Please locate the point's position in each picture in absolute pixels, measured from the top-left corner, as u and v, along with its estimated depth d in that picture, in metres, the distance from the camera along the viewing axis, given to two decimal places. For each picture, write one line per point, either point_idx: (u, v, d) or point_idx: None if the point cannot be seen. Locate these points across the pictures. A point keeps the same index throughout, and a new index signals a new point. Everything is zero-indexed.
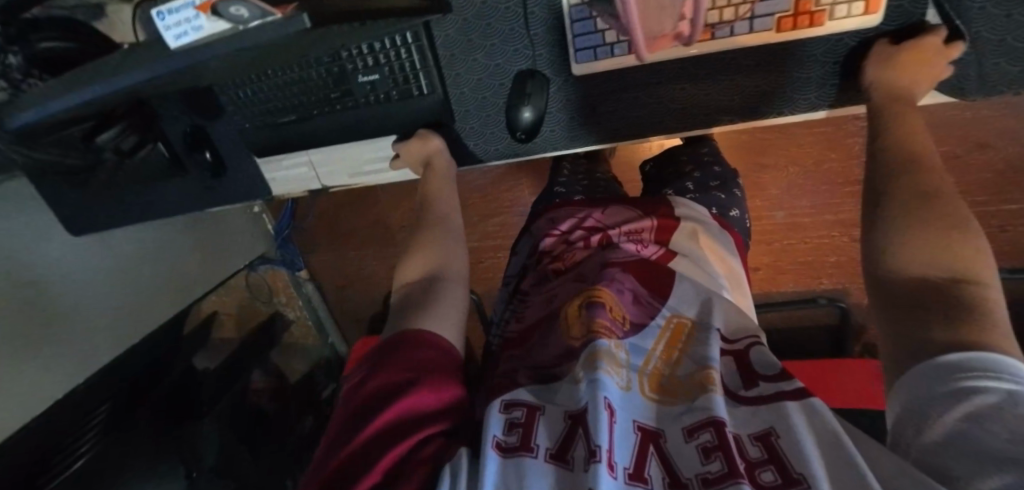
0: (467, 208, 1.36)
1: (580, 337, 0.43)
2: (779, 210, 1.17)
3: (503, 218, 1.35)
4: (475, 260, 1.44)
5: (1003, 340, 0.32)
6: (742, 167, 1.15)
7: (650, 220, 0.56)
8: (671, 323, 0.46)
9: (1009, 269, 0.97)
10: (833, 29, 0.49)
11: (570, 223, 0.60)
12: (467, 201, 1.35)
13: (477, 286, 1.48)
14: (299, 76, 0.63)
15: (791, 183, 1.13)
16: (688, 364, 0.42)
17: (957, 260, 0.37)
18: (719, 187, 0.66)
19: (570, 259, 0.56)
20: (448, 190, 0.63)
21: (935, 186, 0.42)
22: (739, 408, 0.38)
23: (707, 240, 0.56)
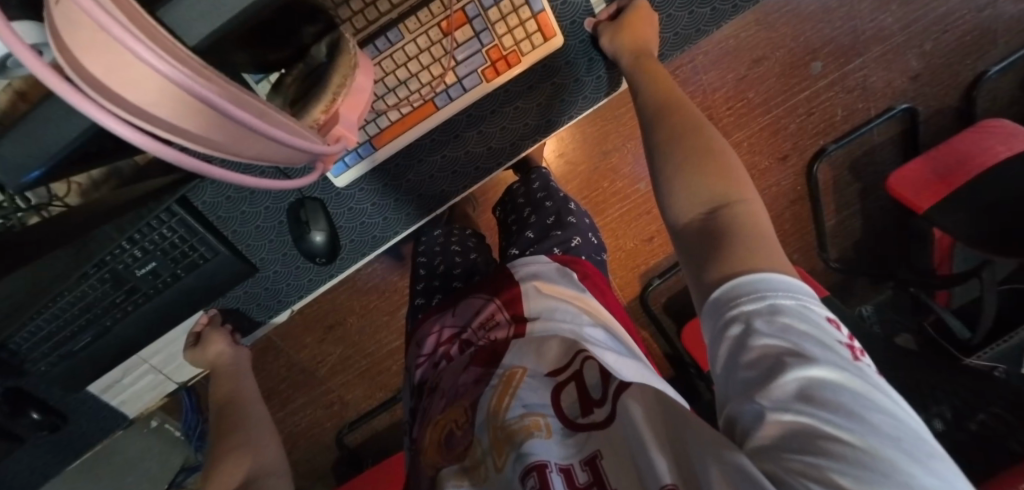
0: (373, 313, 1.33)
1: (439, 462, 0.46)
2: (640, 181, 1.24)
3: None
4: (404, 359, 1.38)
5: (762, 252, 0.35)
6: (590, 159, 1.22)
7: (496, 302, 0.58)
8: (503, 375, 0.47)
9: (834, 141, 1.17)
10: (531, 60, 0.65)
11: (431, 341, 0.61)
12: (367, 306, 1.32)
13: None
14: (75, 296, 0.60)
15: (635, 154, 1.22)
16: (518, 406, 0.43)
17: (717, 189, 0.41)
18: (556, 225, 0.70)
19: (438, 375, 0.57)
20: (242, 379, 0.67)
21: (691, 128, 0.48)
22: (575, 435, 0.40)
23: (553, 290, 0.56)
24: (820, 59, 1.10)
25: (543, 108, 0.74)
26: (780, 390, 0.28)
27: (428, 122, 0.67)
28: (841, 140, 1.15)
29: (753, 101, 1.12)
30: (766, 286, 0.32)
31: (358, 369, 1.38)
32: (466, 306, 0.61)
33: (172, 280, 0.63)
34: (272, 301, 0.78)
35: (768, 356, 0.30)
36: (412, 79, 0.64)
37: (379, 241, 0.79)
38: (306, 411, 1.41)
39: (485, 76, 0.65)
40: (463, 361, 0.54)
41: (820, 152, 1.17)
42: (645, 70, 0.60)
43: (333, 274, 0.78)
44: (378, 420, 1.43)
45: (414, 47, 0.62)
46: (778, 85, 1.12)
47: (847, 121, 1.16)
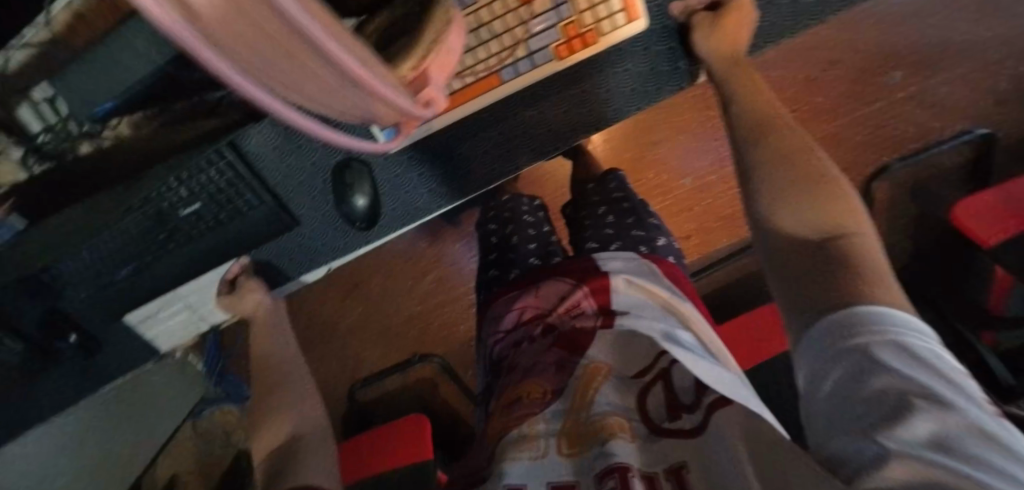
0: (398, 275, 1.34)
1: (499, 440, 0.42)
2: (685, 176, 1.21)
3: (437, 273, 1.33)
4: (423, 325, 1.38)
5: (884, 289, 0.33)
6: (638, 150, 1.22)
7: (582, 289, 0.52)
8: (585, 371, 0.43)
9: (899, 157, 1.06)
10: (609, 41, 0.60)
11: (512, 318, 0.59)
12: (394, 267, 1.34)
13: (434, 349, 1.40)
14: (117, 229, 0.61)
15: (686, 147, 1.21)
16: (602, 403, 0.40)
17: (824, 219, 0.39)
18: (637, 226, 0.66)
19: (515, 358, 0.54)
20: (280, 335, 0.66)
21: (792, 150, 0.45)
22: (661, 441, 0.37)
23: (648, 288, 0.50)
24: (899, 68, 1.03)
25: (612, 97, 0.70)
26: (907, 430, 0.24)
27: (490, 95, 0.63)
28: (908, 157, 1.04)
29: (819, 106, 1.05)
30: (889, 320, 0.30)
31: (375, 328, 1.40)
32: (550, 288, 0.57)
33: (212, 224, 0.63)
34: (310, 263, 0.76)
35: (892, 393, 0.27)
36: (482, 44, 0.60)
37: (421, 212, 0.76)
38: (321, 364, 1.43)
39: (558, 53, 0.61)
40: (539, 347, 0.50)
41: (883, 169, 1.07)
42: (732, 75, 0.56)
43: (371, 240, 0.75)
44: (391, 380, 1.42)
45: (488, 13, 0.58)
46: (850, 92, 1.05)
47: (917, 139, 1.05)
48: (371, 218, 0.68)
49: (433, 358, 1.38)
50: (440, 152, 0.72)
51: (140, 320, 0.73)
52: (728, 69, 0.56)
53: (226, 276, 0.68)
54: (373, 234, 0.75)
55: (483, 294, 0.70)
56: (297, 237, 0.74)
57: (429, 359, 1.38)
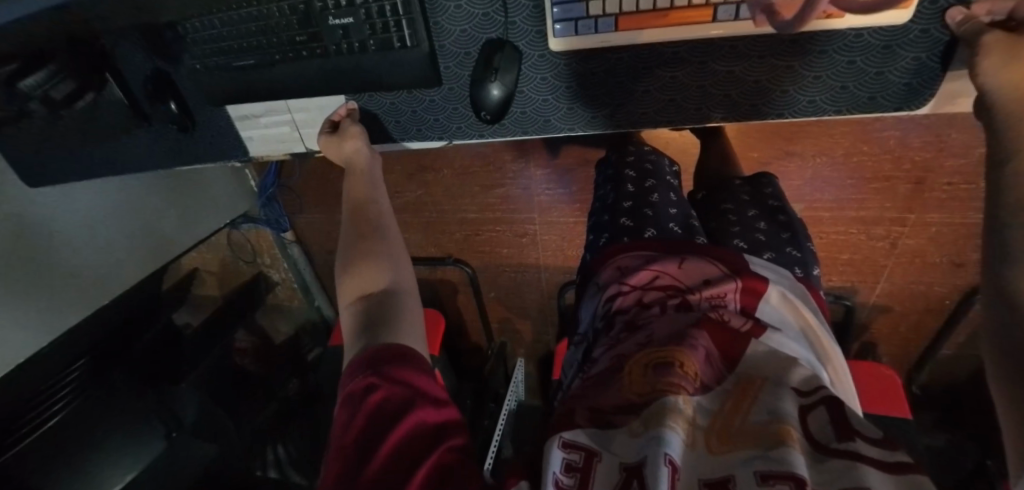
0: (468, 176, 1.26)
1: (645, 398, 0.41)
2: (799, 201, 1.18)
3: (505, 190, 1.25)
4: (470, 233, 1.37)
5: None
6: (763, 155, 1.13)
7: (735, 282, 0.53)
8: (738, 382, 0.42)
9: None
10: (851, 21, 0.50)
11: (642, 277, 0.56)
12: (468, 168, 1.24)
13: (470, 259, 1.42)
14: (263, 12, 0.56)
15: (817, 173, 1.12)
16: (761, 413, 0.38)
17: None
18: (792, 242, 0.63)
19: (637, 315, 0.53)
20: (377, 194, 0.64)
21: None
22: (831, 462, 0.34)
23: (801, 312, 0.53)
24: None
25: (818, 84, 0.57)
26: None
27: (689, 31, 0.52)
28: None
29: None
30: None
31: (424, 217, 1.38)
32: (695, 263, 0.56)
33: (354, 48, 0.56)
34: (416, 124, 0.70)
35: None
36: None
37: (545, 127, 0.67)
38: None
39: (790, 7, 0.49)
40: (677, 318, 0.50)
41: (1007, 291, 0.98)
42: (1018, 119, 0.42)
43: (484, 131, 0.69)
44: (419, 270, 1.48)
45: None
46: None
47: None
48: (499, 113, 0.61)
49: (466, 266, 1.41)
50: (597, 71, 0.61)
51: (243, 117, 0.72)
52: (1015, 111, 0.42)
53: (330, 117, 0.67)
54: (491, 128, 0.69)
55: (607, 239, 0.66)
56: (418, 97, 0.68)
57: (462, 267, 1.41)
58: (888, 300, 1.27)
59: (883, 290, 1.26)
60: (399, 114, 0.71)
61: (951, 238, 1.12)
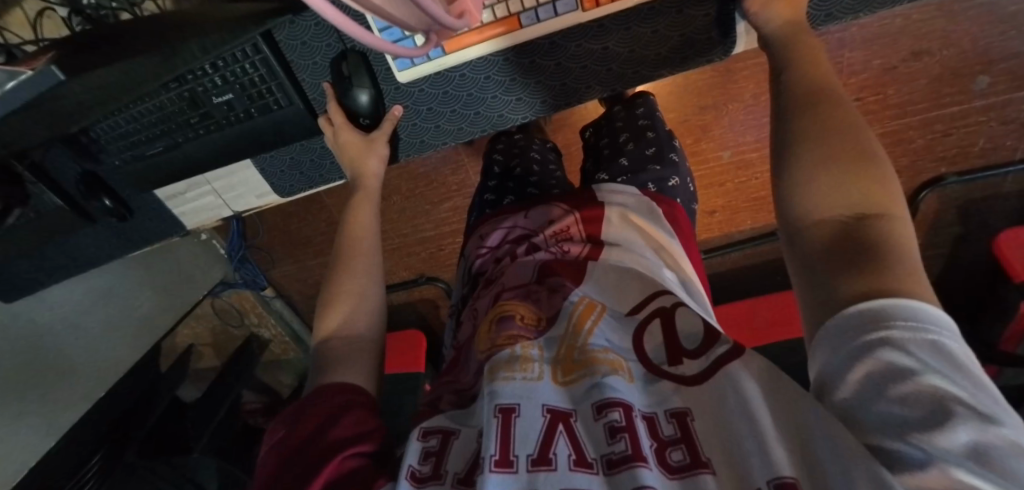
0: (418, 198, 1.34)
1: (488, 352, 0.53)
2: (725, 149, 1.23)
3: (455, 202, 1.33)
4: (434, 249, 1.43)
5: (915, 282, 0.35)
6: (681, 115, 1.20)
7: (574, 216, 0.68)
8: (583, 302, 0.54)
9: (956, 173, 1.25)
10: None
11: (498, 237, 0.73)
12: (415, 190, 1.32)
13: (440, 273, 1.47)
14: (156, 105, 0.70)
15: (735, 118, 1.18)
16: (600, 339, 0.50)
17: (854, 199, 0.42)
18: (659, 154, 0.80)
19: (494, 271, 0.68)
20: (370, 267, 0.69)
21: (833, 128, 0.48)
22: (659, 382, 0.45)
23: (639, 221, 0.67)
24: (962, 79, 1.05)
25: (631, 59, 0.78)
26: (952, 440, 0.27)
27: (508, 39, 0.68)
28: (965, 175, 1.23)
29: None
30: (918, 314, 0.32)
31: (389, 244, 1.44)
32: (539, 215, 0.72)
33: (243, 116, 0.71)
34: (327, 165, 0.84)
35: (928, 399, 0.29)
36: None
37: (424, 146, 0.91)
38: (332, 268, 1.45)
39: (583, 5, 0.66)
40: (534, 259, 0.64)
41: (937, 181, 1.26)
42: (801, 54, 0.57)
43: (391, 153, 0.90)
44: (398, 295, 1.55)
45: None
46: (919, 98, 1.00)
47: (977, 157, 1.23)
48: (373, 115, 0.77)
49: (439, 281, 1.47)
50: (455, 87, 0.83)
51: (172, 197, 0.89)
52: (786, 37, 0.60)
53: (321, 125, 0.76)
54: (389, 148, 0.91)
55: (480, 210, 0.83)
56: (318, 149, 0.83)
57: (435, 282, 1.46)
58: None
59: None
60: (293, 179, 0.87)
61: None
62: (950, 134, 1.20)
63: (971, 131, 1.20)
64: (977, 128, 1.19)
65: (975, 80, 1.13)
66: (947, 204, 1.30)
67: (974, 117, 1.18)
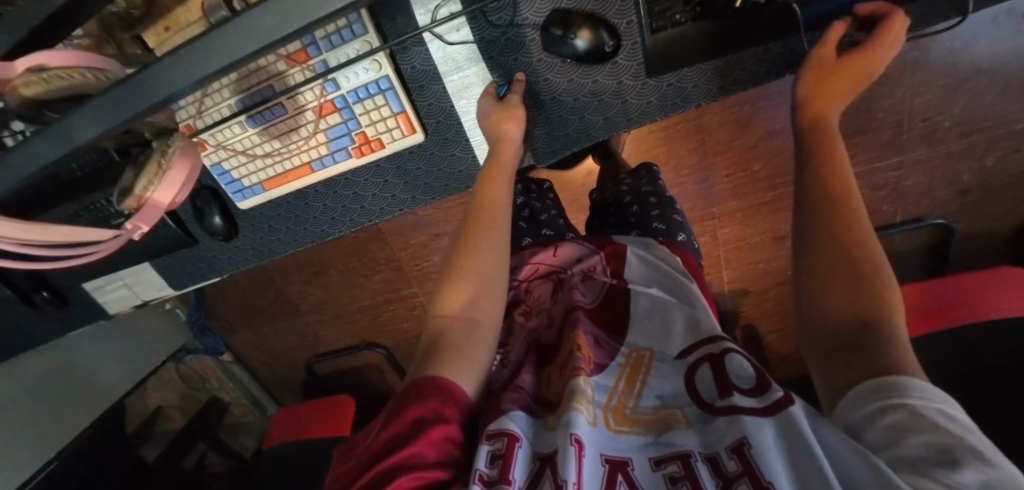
0: (350, 272, 1.49)
1: (560, 393, 0.55)
2: None
3: (384, 275, 1.48)
4: (372, 317, 1.57)
5: (910, 362, 0.39)
6: (570, 194, 1.34)
7: (598, 255, 0.76)
8: (629, 356, 0.59)
9: None
10: (395, 147, 0.72)
11: (524, 272, 0.80)
12: (348, 265, 1.49)
13: (379, 339, 1.60)
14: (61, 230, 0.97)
15: None
16: (649, 397, 0.53)
17: (868, 291, 0.43)
18: (665, 216, 0.90)
19: (534, 302, 0.75)
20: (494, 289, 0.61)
21: (835, 203, 0.50)
22: (718, 419, 0.46)
23: (656, 262, 0.73)
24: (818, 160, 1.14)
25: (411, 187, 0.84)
26: (967, 474, 0.30)
27: (306, 180, 0.76)
28: None
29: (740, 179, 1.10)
30: (914, 387, 0.36)
31: (330, 314, 1.58)
32: (567, 252, 0.79)
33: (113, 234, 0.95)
34: (240, 255, 0.91)
35: (944, 446, 0.32)
36: (277, 153, 0.74)
37: (228, 269, 0.96)
38: (285, 334, 1.62)
39: (355, 153, 0.72)
40: (573, 298, 0.69)
41: None
42: (486, 179, 0.67)
43: (244, 260, 0.93)
44: (344, 359, 1.66)
45: (274, 146, 0.73)
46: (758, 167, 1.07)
47: None
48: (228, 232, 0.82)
49: (379, 347, 1.60)
50: (335, 190, 0.84)
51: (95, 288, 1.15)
52: (817, 131, 0.56)
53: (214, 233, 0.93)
54: (238, 258, 0.93)
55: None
56: (204, 256, 0.95)
57: (373, 348, 1.59)
58: (742, 284, 1.43)
59: (730, 277, 1.43)
60: (184, 278, 0.99)
61: (755, 218, 1.34)
62: None
63: None
64: None
65: None
66: None
67: None
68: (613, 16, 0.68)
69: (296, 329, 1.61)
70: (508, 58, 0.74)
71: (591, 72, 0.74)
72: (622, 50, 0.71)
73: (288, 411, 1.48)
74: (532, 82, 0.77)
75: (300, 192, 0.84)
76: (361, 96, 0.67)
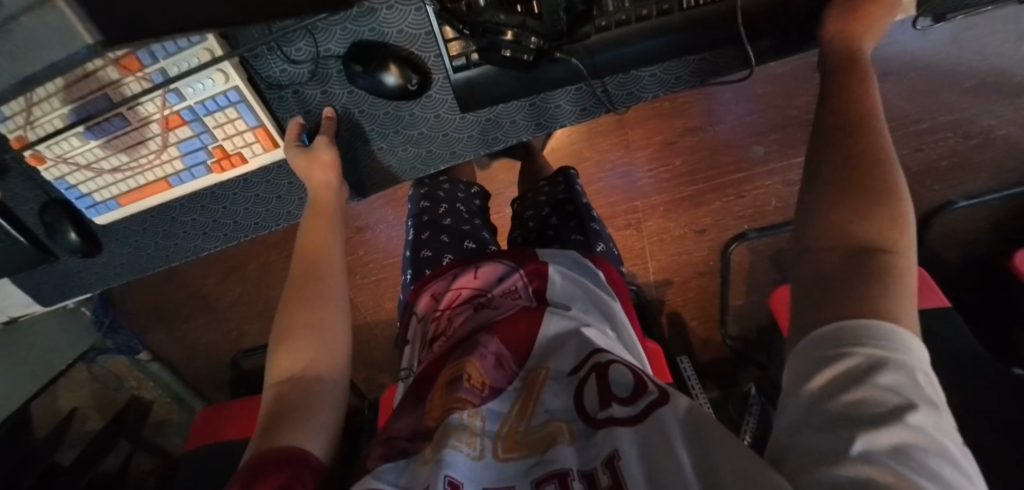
0: (273, 265, 1.44)
1: (438, 422, 0.45)
2: None
3: None
4: None
5: (904, 310, 0.33)
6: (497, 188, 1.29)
7: (520, 272, 0.62)
8: (527, 377, 0.49)
9: (757, 229, 1.31)
10: (258, 162, 0.69)
11: (447, 298, 0.63)
12: (269, 258, 1.44)
13: None
14: None
15: None
16: (542, 413, 0.45)
17: (878, 214, 0.38)
18: (585, 224, 0.76)
19: (451, 332, 0.58)
20: (336, 345, 0.58)
21: (861, 124, 0.45)
22: (598, 434, 0.41)
23: (579, 280, 0.61)
24: (762, 145, 1.27)
25: (285, 202, 0.78)
26: (879, 436, 0.29)
27: (164, 195, 0.71)
28: (762, 230, 1.29)
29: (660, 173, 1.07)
30: (894, 336, 0.32)
31: (254, 308, 1.51)
32: (484, 270, 0.63)
33: None
34: (112, 272, 0.86)
35: (877, 407, 0.30)
36: (128, 166, 0.68)
37: (99, 285, 0.89)
38: (206, 330, 1.56)
39: (214, 169, 0.69)
40: (481, 317, 0.57)
41: (741, 235, 1.32)
42: (309, 226, 0.66)
43: (116, 278, 0.87)
44: None
45: (124, 160, 0.67)
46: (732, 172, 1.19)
47: (778, 213, 1.30)
48: (88, 248, 0.77)
49: None
50: (204, 204, 0.79)
51: None
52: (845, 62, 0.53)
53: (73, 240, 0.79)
54: (108, 273, 0.87)
55: (416, 274, 0.74)
56: (70, 270, 0.88)
57: None
58: (665, 274, 1.39)
59: (655, 268, 1.39)
60: (52, 293, 0.91)
61: (679, 210, 1.34)
62: (743, 196, 1.30)
63: (761, 194, 1.29)
64: (764, 191, 1.29)
65: (751, 149, 1.27)
66: (756, 255, 1.35)
67: (760, 182, 1.29)
68: (420, 51, 0.66)
69: (217, 325, 1.55)
70: (314, 90, 0.69)
71: (404, 105, 0.70)
72: (434, 84, 0.68)
73: (207, 414, 1.44)
74: (346, 116, 0.72)
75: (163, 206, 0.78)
76: (208, 108, 0.63)
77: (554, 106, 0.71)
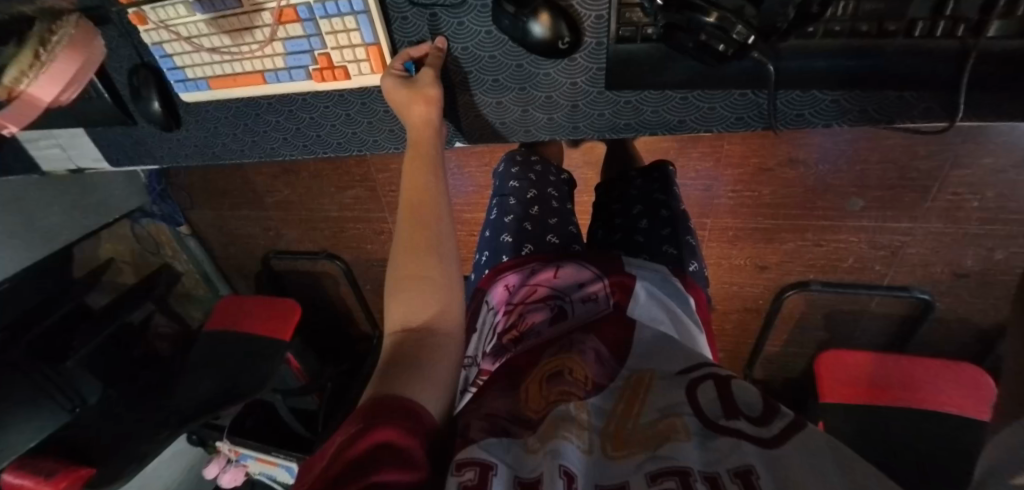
0: (321, 179, 1.38)
1: (543, 414, 0.42)
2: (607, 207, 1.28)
3: (355, 192, 1.38)
4: (337, 229, 1.51)
5: None
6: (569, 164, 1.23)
7: (604, 282, 0.58)
8: (629, 378, 0.45)
9: (821, 281, 1.26)
10: (359, 81, 0.66)
11: (522, 293, 0.61)
12: (319, 172, 1.37)
13: (340, 252, 1.57)
14: None
15: None
16: (650, 413, 0.41)
17: None
18: (678, 234, 0.72)
19: (526, 329, 0.55)
20: (451, 295, 0.53)
21: None
22: (719, 441, 0.37)
23: (666, 298, 0.59)
24: (863, 198, 1.10)
25: (374, 129, 0.75)
26: None
27: (259, 89, 0.70)
28: (827, 286, 1.24)
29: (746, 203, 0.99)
30: None
31: (295, 215, 1.51)
32: (570, 272, 0.61)
33: None
34: (183, 150, 0.87)
35: None
36: (231, 50, 0.67)
37: (169, 160, 0.91)
38: (245, 222, 1.58)
39: (315, 77, 0.67)
40: (574, 322, 0.54)
41: (803, 284, 1.27)
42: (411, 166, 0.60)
43: (184, 157, 0.89)
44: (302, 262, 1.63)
45: (228, 44, 0.66)
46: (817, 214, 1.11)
47: (848, 271, 1.23)
48: (167, 119, 0.78)
49: (338, 260, 1.56)
50: (292, 110, 0.76)
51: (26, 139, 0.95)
52: None
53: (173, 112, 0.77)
54: (179, 148, 0.88)
55: (491, 256, 0.72)
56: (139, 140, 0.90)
57: (333, 260, 1.56)
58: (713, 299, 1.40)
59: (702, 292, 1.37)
60: (118, 154, 0.94)
61: (747, 240, 1.26)
62: (821, 245, 1.21)
63: (839, 248, 1.20)
64: (847, 247, 1.19)
65: (849, 200, 1.11)
66: (812, 307, 1.31)
67: (844, 235, 1.18)
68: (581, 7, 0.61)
69: (256, 221, 1.57)
70: (451, 19, 0.65)
71: (543, 63, 0.67)
72: (584, 47, 0.64)
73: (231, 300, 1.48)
74: (473, 55, 0.68)
75: (253, 99, 0.76)
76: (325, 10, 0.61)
77: (708, 106, 0.67)
